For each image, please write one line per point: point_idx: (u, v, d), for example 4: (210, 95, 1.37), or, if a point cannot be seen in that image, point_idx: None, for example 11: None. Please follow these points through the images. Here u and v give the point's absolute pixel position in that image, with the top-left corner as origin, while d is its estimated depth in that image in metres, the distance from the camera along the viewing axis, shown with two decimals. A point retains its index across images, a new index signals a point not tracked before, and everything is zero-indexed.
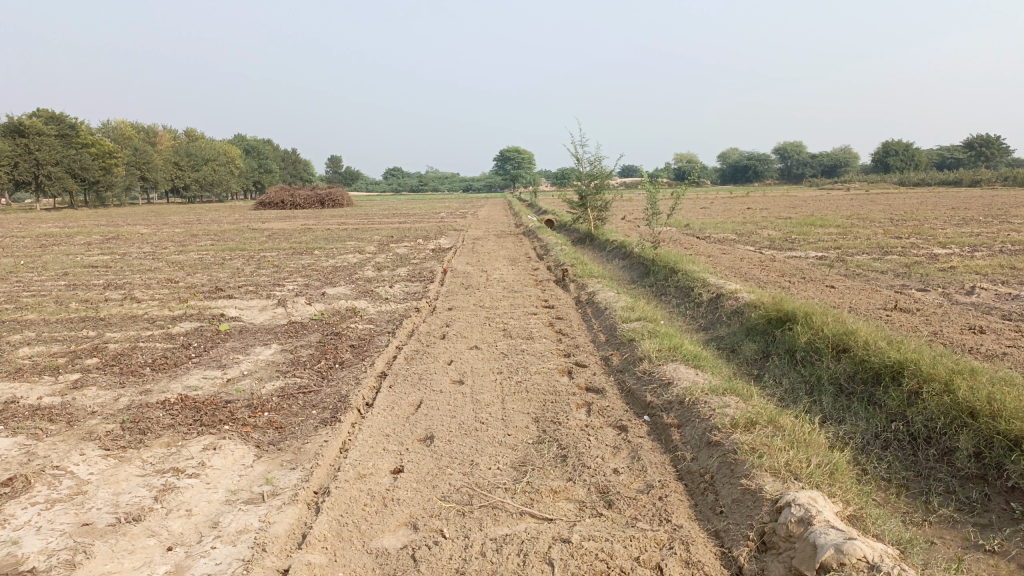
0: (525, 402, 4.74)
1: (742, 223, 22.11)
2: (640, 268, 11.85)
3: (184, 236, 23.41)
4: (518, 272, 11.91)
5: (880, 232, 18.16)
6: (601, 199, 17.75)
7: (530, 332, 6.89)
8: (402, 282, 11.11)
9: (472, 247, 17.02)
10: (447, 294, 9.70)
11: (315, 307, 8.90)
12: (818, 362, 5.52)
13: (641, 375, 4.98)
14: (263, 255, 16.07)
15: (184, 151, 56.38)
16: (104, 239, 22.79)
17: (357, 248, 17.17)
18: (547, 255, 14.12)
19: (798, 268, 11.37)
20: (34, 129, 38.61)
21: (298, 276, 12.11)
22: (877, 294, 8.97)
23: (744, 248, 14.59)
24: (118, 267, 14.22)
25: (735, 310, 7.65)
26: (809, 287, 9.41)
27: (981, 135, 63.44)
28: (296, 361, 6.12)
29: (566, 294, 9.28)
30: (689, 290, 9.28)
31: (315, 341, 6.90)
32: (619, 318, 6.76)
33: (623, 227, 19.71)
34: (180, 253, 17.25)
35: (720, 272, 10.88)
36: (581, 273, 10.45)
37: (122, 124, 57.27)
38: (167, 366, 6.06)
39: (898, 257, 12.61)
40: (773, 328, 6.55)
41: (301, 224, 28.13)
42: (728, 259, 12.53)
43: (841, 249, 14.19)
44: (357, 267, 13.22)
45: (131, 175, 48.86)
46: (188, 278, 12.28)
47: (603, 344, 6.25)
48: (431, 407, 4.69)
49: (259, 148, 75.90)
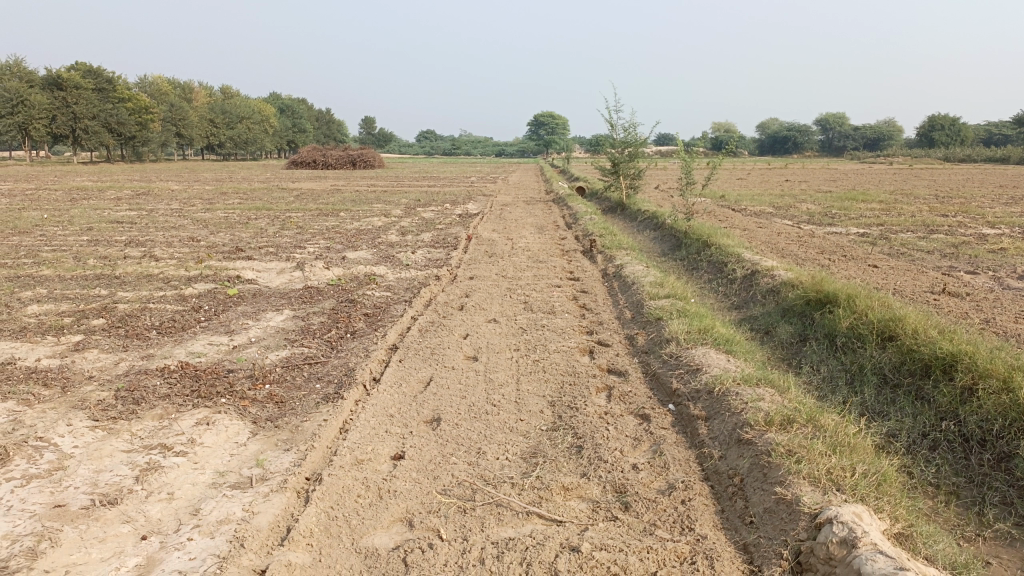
0: (541, 383, 4.43)
1: (780, 195, 21.44)
2: (672, 240, 11.43)
3: (213, 194, 23.35)
4: (545, 241, 11.55)
5: (925, 209, 17.41)
6: (634, 167, 17.24)
7: (551, 306, 6.55)
8: (425, 247, 10.80)
9: (500, 213, 16.66)
10: (470, 262, 9.38)
11: (332, 271, 8.65)
12: (861, 350, 5.12)
13: (667, 358, 4.63)
14: (288, 216, 15.84)
15: (219, 108, 56.42)
16: (133, 195, 22.75)
17: (383, 211, 16.91)
18: (576, 224, 13.72)
19: (838, 245, 10.86)
20: (72, 83, 38.70)
21: (321, 238, 11.87)
22: (923, 275, 8.48)
23: (781, 222, 14.04)
24: (143, 224, 14.10)
25: (771, 289, 7.24)
26: (849, 266, 8.94)
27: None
28: (306, 329, 5.86)
29: (593, 266, 8.91)
30: (722, 265, 8.85)
31: (328, 308, 6.64)
32: (646, 294, 6.40)
33: (656, 196, 19.18)
34: (207, 211, 17.12)
35: (756, 246, 10.41)
36: (610, 244, 10.08)
37: (158, 81, 57.42)
38: (173, 331, 5.84)
39: (945, 237, 12.00)
40: (811, 310, 6.15)
41: (331, 186, 27.93)
42: (764, 234, 12.03)
43: (884, 225, 13.57)
44: (381, 230, 12.94)
45: (166, 131, 49.07)
46: (210, 237, 12.10)
47: (628, 321, 5.90)
48: (440, 386, 4.40)
49: (293, 107, 75.84)
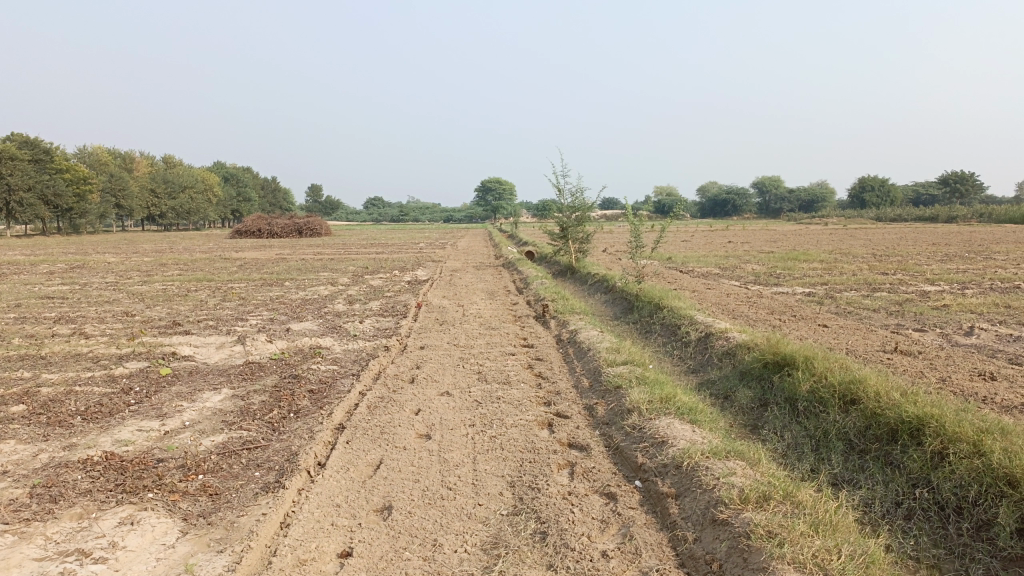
0: (500, 462, 4.17)
1: (725, 256, 21.80)
2: (623, 303, 11.38)
3: (153, 265, 22.68)
4: (496, 307, 11.38)
5: (865, 267, 17.87)
6: (583, 231, 17.33)
7: (506, 375, 6.32)
8: (373, 317, 10.51)
9: (450, 279, 16.48)
10: (420, 331, 9.12)
11: (276, 344, 8.28)
12: (824, 414, 5.01)
13: (629, 430, 4.42)
14: (230, 287, 15.37)
15: (161, 179, 55.58)
16: (67, 268, 21.91)
17: (330, 279, 16.57)
18: (527, 289, 13.61)
19: (787, 304, 10.94)
20: (6, 155, 37.65)
21: (264, 309, 11.48)
22: (873, 333, 8.53)
23: (729, 283, 14.19)
24: (75, 299, 13.47)
25: (727, 351, 7.16)
26: (800, 325, 8.97)
27: (954, 171, 64.28)
28: (246, 409, 5.50)
29: (546, 332, 8.73)
30: (675, 328, 8.78)
31: (270, 385, 6.29)
32: (603, 361, 6.22)
33: (605, 259, 19.28)
34: (145, 284, 16.52)
35: (707, 308, 10.41)
36: (563, 309, 9.95)
37: (98, 151, 56.44)
38: (100, 416, 5.41)
39: (888, 294, 12.25)
40: (769, 373, 6.05)
41: (276, 254, 27.46)
42: (713, 295, 12.10)
43: (828, 284, 13.81)
44: (328, 300, 12.61)
45: (105, 202, 47.99)
46: (147, 311, 11.59)
47: (586, 390, 5.70)
48: (391, 469, 4.10)
49: (238, 177, 75.28)
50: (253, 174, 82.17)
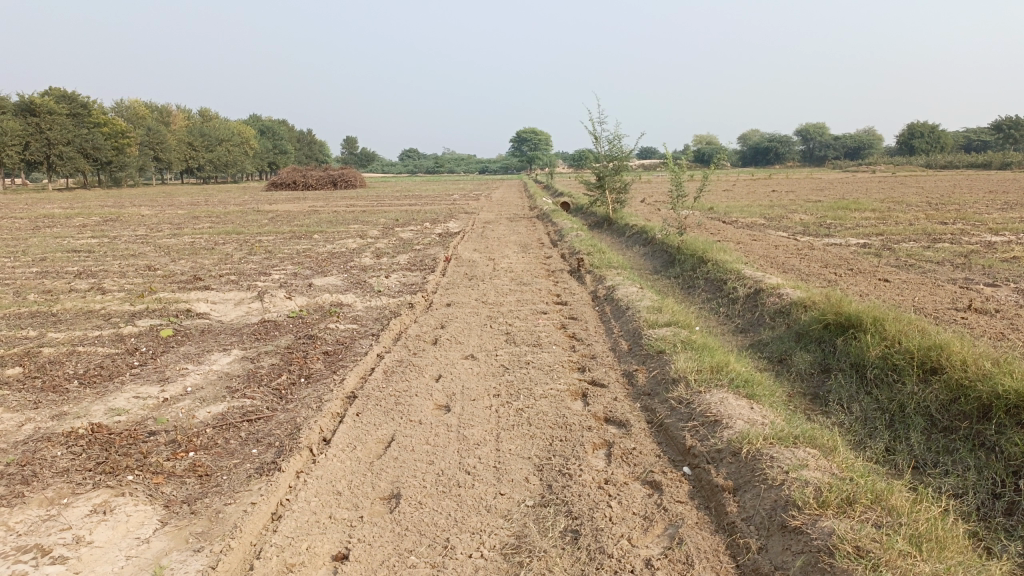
0: (526, 440, 3.65)
1: (769, 206, 20.87)
2: (664, 256, 10.74)
3: (185, 218, 22.50)
4: (529, 260, 10.81)
5: (921, 216, 16.86)
6: (620, 180, 16.57)
7: (537, 337, 5.77)
8: (400, 271, 10.02)
9: (482, 231, 15.92)
10: (447, 287, 8.61)
11: (294, 301, 7.83)
12: (898, 384, 4.41)
13: (675, 405, 3.86)
14: (257, 240, 15.00)
15: (197, 131, 55.50)
16: (100, 222, 21.79)
17: (360, 231, 16.13)
18: (562, 241, 13.01)
19: (842, 257, 10.18)
20: (45, 109, 37.75)
21: (289, 263, 11.06)
22: (940, 289, 7.79)
23: (776, 234, 13.40)
24: (101, 253, 13.20)
25: (780, 310, 6.53)
26: (859, 280, 8.25)
27: (1009, 115, 61.24)
28: (253, 373, 5.07)
29: (581, 287, 8.16)
30: (721, 283, 8.14)
31: (283, 346, 5.84)
32: (644, 321, 5.66)
33: (644, 210, 18.53)
34: (173, 237, 16.23)
35: (754, 261, 9.73)
36: (599, 262, 9.36)
37: (134, 105, 56.51)
38: (97, 381, 5.01)
39: (950, 245, 11.37)
40: (830, 334, 5.43)
41: (308, 206, 27.15)
42: (760, 247, 11.36)
43: (884, 235, 12.96)
44: (355, 253, 12.14)
45: (144, 155, 48.14)
46: (170, 265, 11.26)
47: (625, 355, 5.15)
48: (403, 447, 3.61)
49: (274, 129, 75.05)
50: (289, 126, 81.87)
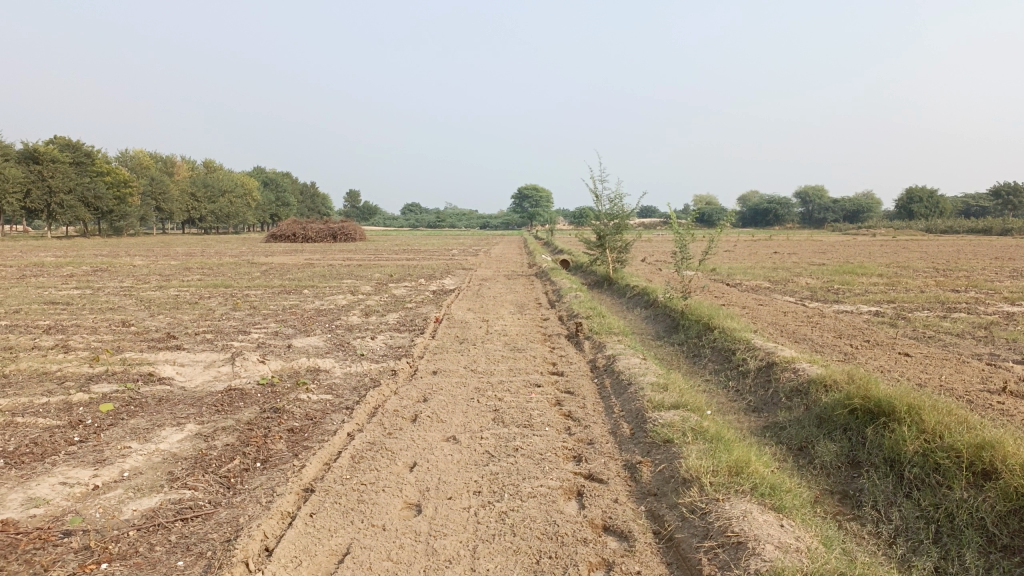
0: (508, 557, 3.03)
1: (773, 268, 20.41)
2: (668, 321, 10.20)
3: (177, 269, 22.02)
4: (525, 323, 10.26)
5: (930, 283, 16.38)
6: (621, 239, 16.13)
7: (528, 416, 5.17)
8: (388, 332, 9.44)
9: (478, 289, 15.41)
10: (435, 352, 8.03)
11: (269, 364, 7.23)
12: (943, 488, 3.82)
13: (687, 515, 3.26)
14: (244, 294, 14.43)
15: (200, 182, 55.54)
16: (89, 271, 21.25)
17: (352, 287, 15.59)
18: (560, 302, 12.47)
19: (855, 327, 9.62)
20: (48, 157, 37.67)
21: (272, 321, 10.48)
22: (966, 366, 7.21)
23: (783, 299, 12.88)
24: (80, 306, 12.61)
25: (797, 388, 5.95)
26: (878, 354, 7.67)
27: (1007, 182, 61.36)
28: (204, 456, 4.45)
29: (579, 355, 7.59)
30: (730, 354, 7.59)
31: (244, 421, 5.23)
32: (648, 400, 5.07)
33: (645, 270, 18.08)
34: (159, 289, 15.69)
35: (764, 329, 9.17)
36: (599, 327, 8.81)
37: (139, 155, 56.72)
38: (25, 461, 4.39)
39: (967, 315, 10.83)
40: (858, 422, 4.85)
41: (304, 259, 26.74)
42: (768, 313, 10.81)
43: (896, 303, 12.43)
44: (342, 311, 11.57)
45: (145, 205, 48.01)
46: (146, 320, 10.67)
47: (627, 441, 4.54)
48: (360, 564, 2.98)
49: (277, 181, 75.33)
50: (293, 179, 82.29)
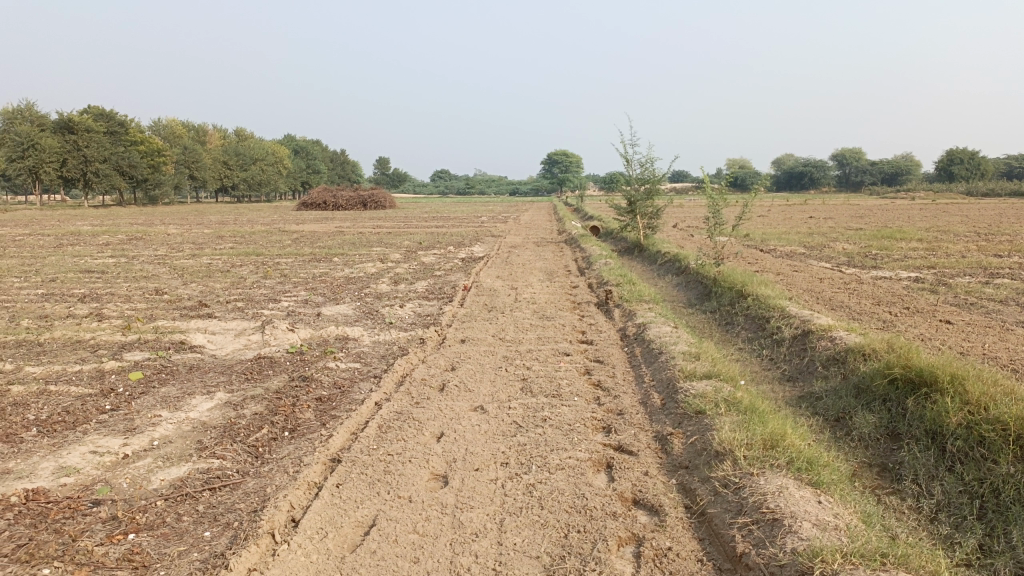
0: (535, 531, 2.97)
1: (808, 234, 20.00)
2: (700, 288, 10.04)
3: (210, 237, 22.24)
4: (554, 290, 10.16)
5: (973, 248, 15.90)
6: (652, 205, 15.88)
7: (557, 385, 5.09)
8: (416, 300, 9.41)
9: (507, 256, 15.32)
10: (463, 320, 7.98)
11: (297, 333, 7.24)
12: (988, 462, 3.68)
13: (720, 489, 3.16)
14: (274, 262, 14.50)
15: (232, 150, 55.88)
16: (125, 240, 21.53)
17: (381, 255, 15.58)
18: (589, 269, 12.34)
19: (894, 294, 9.37)
20: (83, 127, 38.09)
21: (301, 289, 10.51)
22: (1010, 333, 6.97)
23: (819, 265, 12.60)
24: (114, 275, 12.76)
25: (834, 357, 5.80)
26: (918, 322, 7.44)
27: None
28: (232, 424, 4.46)
29: (609, 323, 7.49)
30: (764, 322, 7.43)
31: (273, 389, 5.23)
32: (679, 370, 4.96)
33: (676, 236, 17.81)
34: (191, 257, 15.83)
35: (799, 296, 8.97)
36: (629, 295, 8.69)
37: (171, 124, 57.15)
38: (57, 429, 4.43)
39: (1011, 281, 10.48)
40: (898, 393, 4.71)
41: (334, 226, 26.81)
42: (803, 280, 10.57)
43: (936, 268, 12.09)
44: (371, 279, 11.57)
45: (179, 173, 48.48)
46: (179, 289, 10.77)
47: (657, 412, 4.45)
48: (385, 536, 2.94)
49: (308, 149, 75.54)
50: (323, 146, 82.48)
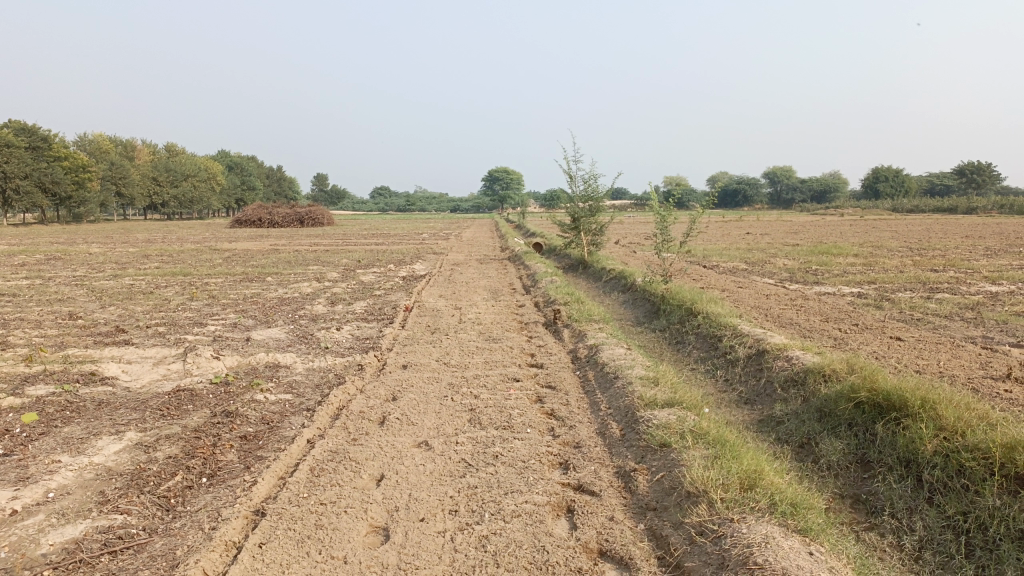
0: None
1: (748, 249, 20.16)
2: (647, 305, 9.82)
3: (136, 257, 21.19)
4: (499, 310, 9.80)
5: (907, 263, 16.20)
6: (596, 222, 15.71)
7: (508, 416, 4.71)
8: (354, 322, 8.91)
9: (449, 274, 14.89)
10: (405, 343, 7.53)
11: (224, 361, 6.67)
12: (970, 494, 3.44)
13: (697, 539, 2.83)
14: (204, 283, 13.75)
15: (163, 167, 54.03)
16: (42, 260, 20.27)
17: (318, 274, 14.96)
18: (534, 287, 12.02)
19: (841, 310, 9.31)
20: (3, 141, 36.20)
21: (231, 312, 9.88)
22: (961, 350, 6.90)
23: (763, 281, 12.58)
24: (26, 298, 11.85)
25: (793, 378, 5.56)
26: (869, 339, 7.32)
27: (971, 162, 62.04)
28: (141, 471, 3.93)
29: (559, 345, 7.16)
30: (716, 341, 7.21)
31: (191, 427, 4.70)
32: (638, 398, 4.64)
33: (620, 253, 17.68)
34: (114, 278, 14.91)
35: (748, 314, 8.81)
36: (578, 314, 8.38)
37: (97, 139, 54.95)
38: None
39: (951, 296, 10.58)
40: (865, 417, 4.48)
41: (269, 245, 25.91)
42: (750, 297, 10.46)
43: (878, 284, 12.18)
44: (307, 300, 10.99)
45: (106, 190, 46.56)
46: (96, 313, 10.00)
47: (617, 444, 4.10)
48: None
49: (243, 165, 73.68)
50: (259, 163, 80.70)
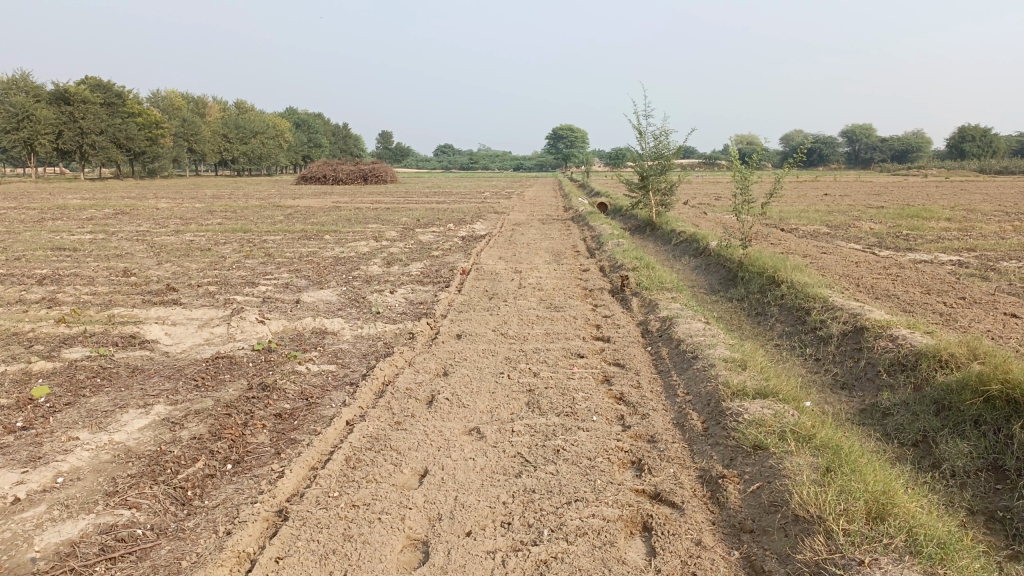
0: None
1: (828, 212, 18.91)
2: (723, 272, 9.07)
3: (201, 212, 21.28)
4: (562, 274, 9.20)
5: (1007, 228, 14.88)
6: (666, 180, 14.85)
7: (572, 400, 4.15)
8: (410, 285, 8.45)
9: (511, 235, 14.34)
10: (460, 309, 7.02)
11: (269, 324, 6.28)
12: None
13: None
14: (262, 240, 13.53)
15: (233, 123, 54.68)
16: (111, 215, 20.50)
17: (377, 233, 14.60)
18: (599, 250, 11.35)
19: (942, 280, 8.39)
20: (79, 97, 36.90)
21: (285, 271, 9.54)
22: None
23: (848, 246, 11.61)
24: (88, 253, 11.79)
25: (900, 362, 4.82)
26: (980, 316, 6.46)
27: None
28: (161, 455, 3.51)
29: (627, 316, 6.54)
30: (804, 315, 6.47)
31: (223, 402, 4.28)
32: (723, 384, 4.01)
33: (690, 214, 16.76)
34: (176, 234, 14.85)
35: (836, 283, 7.99)
36: (648, 281, 7.72)
37: (170, 96, 55.90)
38: None
39: None
40: (998, 416, 3.75)
41: (331, 202, 25.80)
42: (837, 264, 9.59)
43: (979, 252, 11.09)
44: (362, 260, 10.57)
45: (178, 146, 47.39)
46: (152, 270, 9.80)
47: (700, 442, 3.50)
48: None
49: (310, 122, 74.10)
50: (325, 120, 81.17)
